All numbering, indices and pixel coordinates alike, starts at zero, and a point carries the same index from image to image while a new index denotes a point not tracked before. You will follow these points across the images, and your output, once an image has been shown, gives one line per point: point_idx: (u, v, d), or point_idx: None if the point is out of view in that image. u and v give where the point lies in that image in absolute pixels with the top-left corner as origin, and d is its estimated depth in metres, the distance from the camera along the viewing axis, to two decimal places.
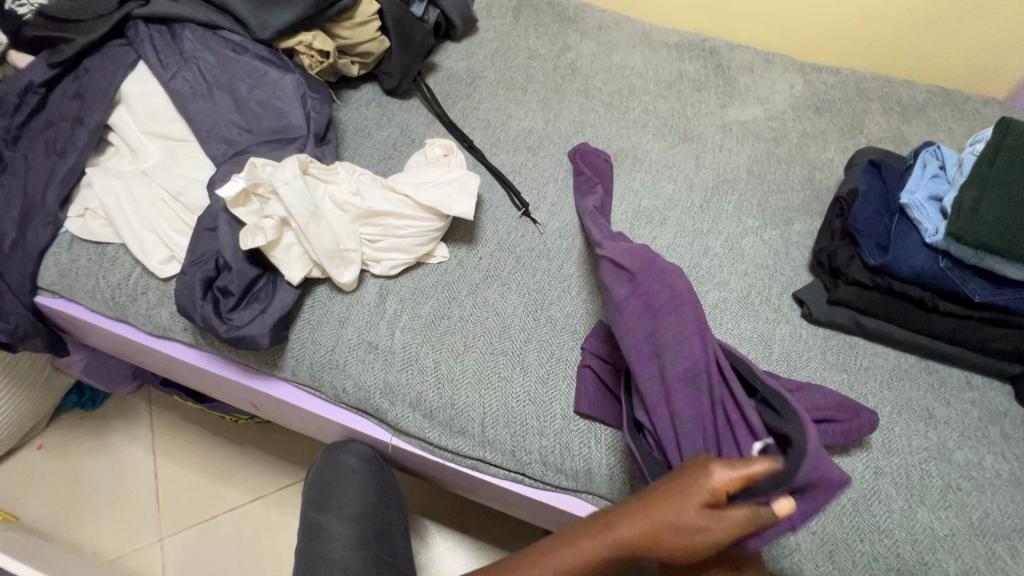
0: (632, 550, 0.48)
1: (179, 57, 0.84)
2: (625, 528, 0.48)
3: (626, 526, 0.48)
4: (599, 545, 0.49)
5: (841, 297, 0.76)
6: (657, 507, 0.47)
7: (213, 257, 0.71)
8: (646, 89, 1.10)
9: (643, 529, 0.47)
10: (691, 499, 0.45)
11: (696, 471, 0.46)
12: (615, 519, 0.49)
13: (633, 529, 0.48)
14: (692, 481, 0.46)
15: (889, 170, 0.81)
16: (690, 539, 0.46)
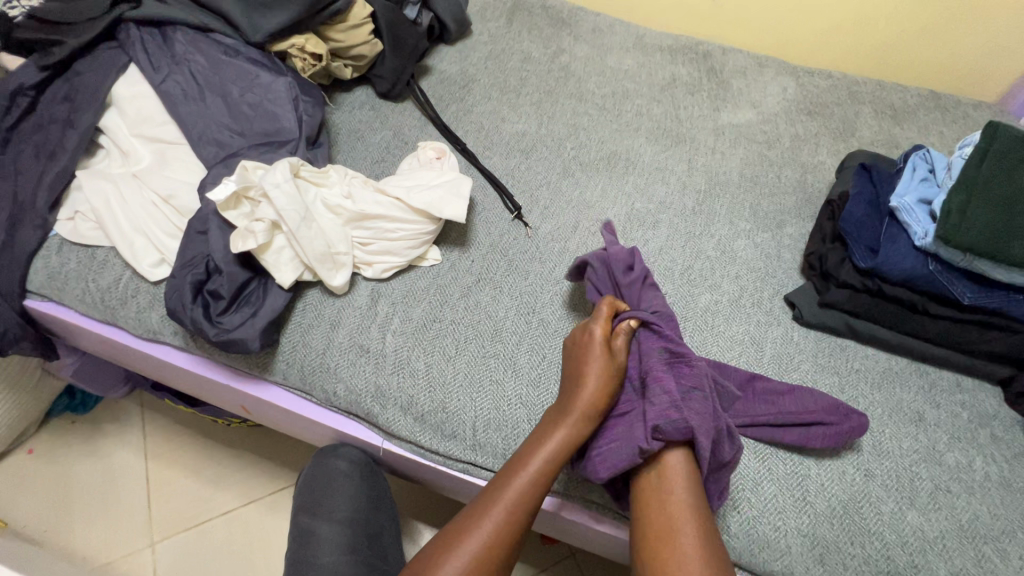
0: (585, 417, 0.63)
1: (170, 60, 0.84)
2: (571, 402, 0.64)
3: (574, 400, 0.64)
4: (564, 425, 0.62)
5: (831, 300, 0.77)
6: (583, 381, 0.65)
7: (203, 260, 0.70)
8: (639, 93, 1.11)
9: (588, 392, 0.64)
10: (604, 353, 0.67)
11: (591, 336, 0.68)
12: (562, 406, 0.65)
13: (579, 402, 0.64)
14: (590, 356, 0.67)
15: (879, 174, 0.81)
16: (611, 381, 0.65)
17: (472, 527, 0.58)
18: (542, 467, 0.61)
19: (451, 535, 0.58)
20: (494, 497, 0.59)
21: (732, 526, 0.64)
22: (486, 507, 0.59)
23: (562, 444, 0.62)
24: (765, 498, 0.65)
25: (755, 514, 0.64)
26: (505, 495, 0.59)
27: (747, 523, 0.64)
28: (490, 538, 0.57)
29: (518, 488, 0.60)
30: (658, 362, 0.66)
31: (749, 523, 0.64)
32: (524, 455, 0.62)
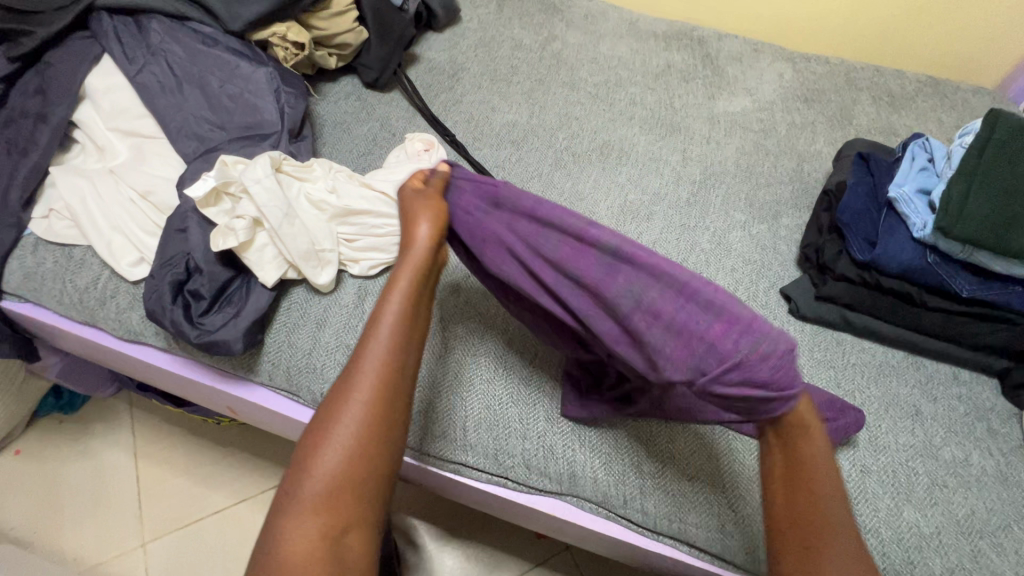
0: (419, 271, 0.57)
1: (145, 49, 0.81)
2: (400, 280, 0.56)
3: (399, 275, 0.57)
4: (393, 296, 0.55)
5: (829, 293, 0.75)
6: (405, 250, 0.58)
7: (183, 259, 0.68)
8: (633, 80, 1.08)
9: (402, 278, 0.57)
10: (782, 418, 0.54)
11: (410, 226, 0.60)
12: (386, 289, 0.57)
13: (403, 274, 0.57)
14: (805, 436, 0.53)
15: (877, 164, 0.80)
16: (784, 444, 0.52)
17: (333, 427, 0.50)
18: (391, 343, 0.54)
19: (311, 443, 0.51)
20: (347, 391, 0.52)
21: (728, 524, 0.63)
22: (338, 402, 0.51)
23: (403, 307, 0.55)
24: (760, 495, 0.64)
25: (750, 512, 0.63)
26: (358, 386, 0.52)
27: (743, 521, 0.63)
28: (361, 431, 0.50)
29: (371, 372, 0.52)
30: (589, 244, 0.57)
31: (745, 522, 0.63)
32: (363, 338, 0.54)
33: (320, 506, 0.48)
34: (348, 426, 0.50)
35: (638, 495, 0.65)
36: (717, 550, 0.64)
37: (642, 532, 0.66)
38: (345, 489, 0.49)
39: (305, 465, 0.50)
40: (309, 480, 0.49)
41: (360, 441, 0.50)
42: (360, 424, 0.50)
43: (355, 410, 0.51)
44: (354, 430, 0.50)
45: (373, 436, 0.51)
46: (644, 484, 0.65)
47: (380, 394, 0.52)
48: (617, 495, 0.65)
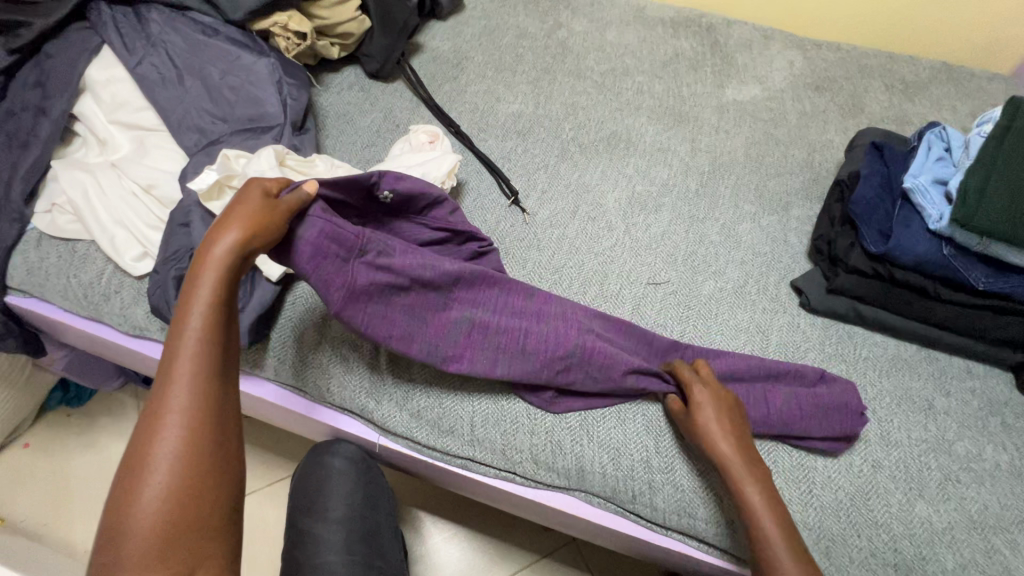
0: (224, 283, 0.51)
1: (145, 40, 0.80)
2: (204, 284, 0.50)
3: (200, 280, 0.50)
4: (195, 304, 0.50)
5: (841, 287, 0.74)
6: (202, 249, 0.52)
7: (186, 253, 0.67)
8: (640, 69, 1.06)
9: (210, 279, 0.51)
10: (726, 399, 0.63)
11: (210, 235, 0.52)
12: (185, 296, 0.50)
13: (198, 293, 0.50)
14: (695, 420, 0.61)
15: (892, 153, 0.78)
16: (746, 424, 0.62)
17: (146, 466, 0.44)
18: (200, 355, 0.48)
19: (117, 506, 0.43)
20: (150, 440, 0.45)
21: (737, 520, 0.62)
22: (143, 455, 0.45)
23: (206, 327, 0.49)
24: None
25: None
26: (162, 429, 0.45)
27: None
28: (181, 463, 0.45)
29: (182, 410, 0.46)
30: (435, 299, 0.66)
31: None
32: (165, 364, 0.47)
33: (144, 569, 0.41)
34: (163, 462, 0.44)
35: (647, 491, 0.64)
36: (726, 546, 0.63)
37: (650, 527, 0.66)
38: (181, 528, 0.43)
39: (114, 532, 0.43)
40: (122, 544, 0.42)
41: (189, 464, 0.45)
42: (180, 451, 0.45)
43: (164, 456, 0.44)
44: (180, 456, 0.45)
45: (193, 478, 0.44)
46: (654, 480, 0.64)
47: (195, 418, 0.46)
48: (626, 490, 0.65)
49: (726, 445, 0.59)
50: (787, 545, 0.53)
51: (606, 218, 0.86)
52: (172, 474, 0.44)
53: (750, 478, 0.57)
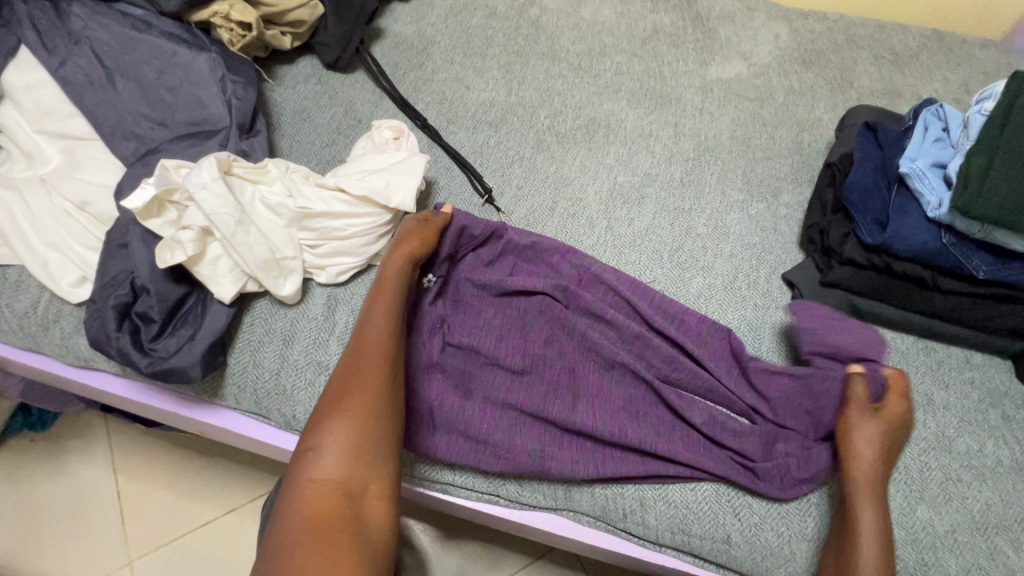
0: (396, 310, 0.61)
1: (67, 38, 0.72)
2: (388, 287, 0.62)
3: (379, 301, 0.61)
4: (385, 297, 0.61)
5: (835, 279, 0.70)
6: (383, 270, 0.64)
7: (127, 278, 0.61)
8: (618, 48, 1.00)
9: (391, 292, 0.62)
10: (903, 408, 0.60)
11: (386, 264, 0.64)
12: (372, 304, 0.61)
13: (375, 330, 0.58)
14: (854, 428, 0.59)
15: (886, 134, 0.73)
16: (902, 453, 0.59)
17: (339, 408, 0.53)
18: (385, 329, 0.59)
19: (310, 443, 0.52)
20: (345, 383, 0.55)
21: (733, 535, 0.59)
22: (344, 380, 0.55)
23: (383, 348, 0.57)
24: (767, 502, 0.60)
25: (757, 521, 0.60)
26: (355, 378, 0.55)
27: (750, 531, 0.59)
28: (366, 406, 0.53)
29: (368, 366, 0.56)
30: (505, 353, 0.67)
31: (752, 531, 0.59)
32: (360, 337, 0.58)
33: (335, 484, 0.49)
34: (350, 403, 0.53)
35: (638, 508, 0.61)
36: (722, 560, 0.60)
37: (642, 544, 0.63)
38: (361, 451, 0.51)
39: (312, 450, 0.51)
40: (310, 472, 0.50)
41: (376, 397, 0.54)
42: (364, 391, 0.54)
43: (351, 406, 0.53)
44: (371, 389, 0.54)
45: (377, 402, 0.54)
46: (644, 496, 0.61)
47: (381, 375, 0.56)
48: (615, 508, 0.61)
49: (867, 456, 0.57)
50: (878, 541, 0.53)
51: (586, 214, 0.80)
52: (366, 403, 0.53)
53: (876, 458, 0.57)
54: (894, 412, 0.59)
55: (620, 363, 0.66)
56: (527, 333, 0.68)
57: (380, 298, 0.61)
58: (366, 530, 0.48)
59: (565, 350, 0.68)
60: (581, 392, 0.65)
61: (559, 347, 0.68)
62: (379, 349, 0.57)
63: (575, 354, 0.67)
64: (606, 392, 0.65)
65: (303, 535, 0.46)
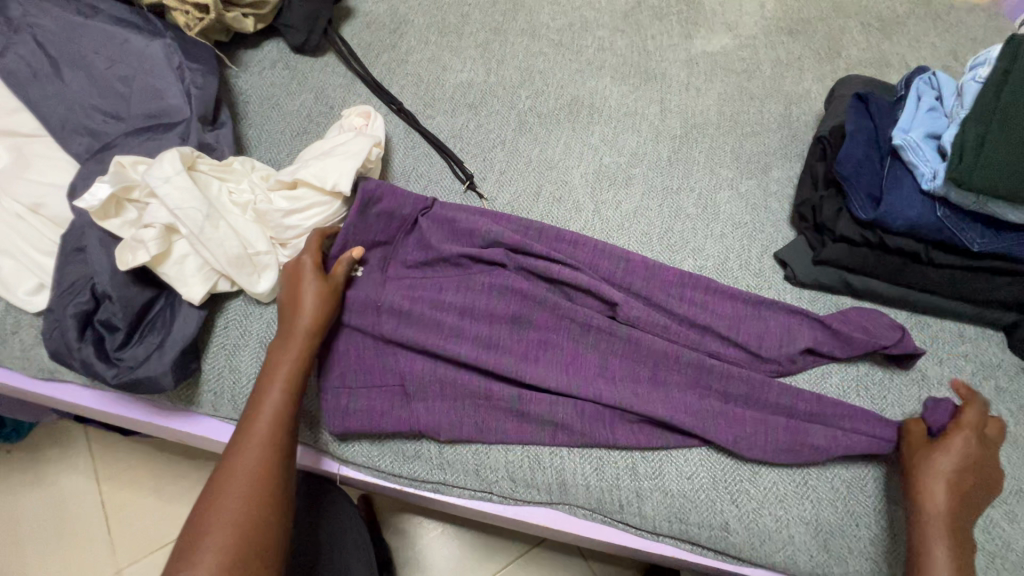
0: (291, 396, 0.55)
1: (6, 27, 0.67)
2: (284, 362, 0.56)
3: (270, 386, 0.54)
4: (278, 379, 0.55)
5: (828, 256, 0.68)
6: (285, 341, 0.57)
7: (87, 285, 0.57)
8: (600, 23, 0.96)
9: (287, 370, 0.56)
10: (988, 439, 0.57)
11: (288, 323, 0.58)
12: (260, 388, 0.55)
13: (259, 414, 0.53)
14: (919, 459, 0.56)
15: (878, 105, 0.71)
16: (988, 479, 0.55)
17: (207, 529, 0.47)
18: (273, 420, 0.53)
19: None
20: (218, 493, 0.49)
21: (731, 521, 0.58)
22: (218, 489, 0.49)
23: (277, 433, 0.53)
24: (765, 487, 0.59)
25: (754, 507, 0.59)
26: (228, 487, 0.49)
27: (748, 517, 0.58)
28: (237, 523, 0.47)
29: (248, 471, 0.50)
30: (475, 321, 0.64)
31: (750, 516, 0.58)
32: (242, 432, 0.52)
33: None
34: (220, 522, 0.47)
35: (634, 500, 0.59)
36: (721, 547, 0.59)
37: (641, 534, 0.61)
38: None
39: None
40: None
41: (253, 509, 0.48)
42: (237, 503, 0.48)
43: (220, 525, 0.47)
44: (246, 499, 0.48)
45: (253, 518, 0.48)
46: (641, 488, 0.59)
47: (263, 480, 0.50)
48: (612, 500, 0.60)
49: (942, 495, 0.53)
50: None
51: (572, 198, 0.78)
52: (240, 518, 0.47)
53: (942, 487, 0.53)
54: (960, 440, 0.55)
55: (595, 331, 0.64)
56: (496, 300, 0.65)
57: (274, 381, 0.55)
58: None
59: (537, 319, 0.65)
60: (557, 356, 0.63)
61: (532, 317, 0.65)
62: (261, 447, 0.51)
63: (547, 317, 0.65)
64: (585, 355, 0.64)
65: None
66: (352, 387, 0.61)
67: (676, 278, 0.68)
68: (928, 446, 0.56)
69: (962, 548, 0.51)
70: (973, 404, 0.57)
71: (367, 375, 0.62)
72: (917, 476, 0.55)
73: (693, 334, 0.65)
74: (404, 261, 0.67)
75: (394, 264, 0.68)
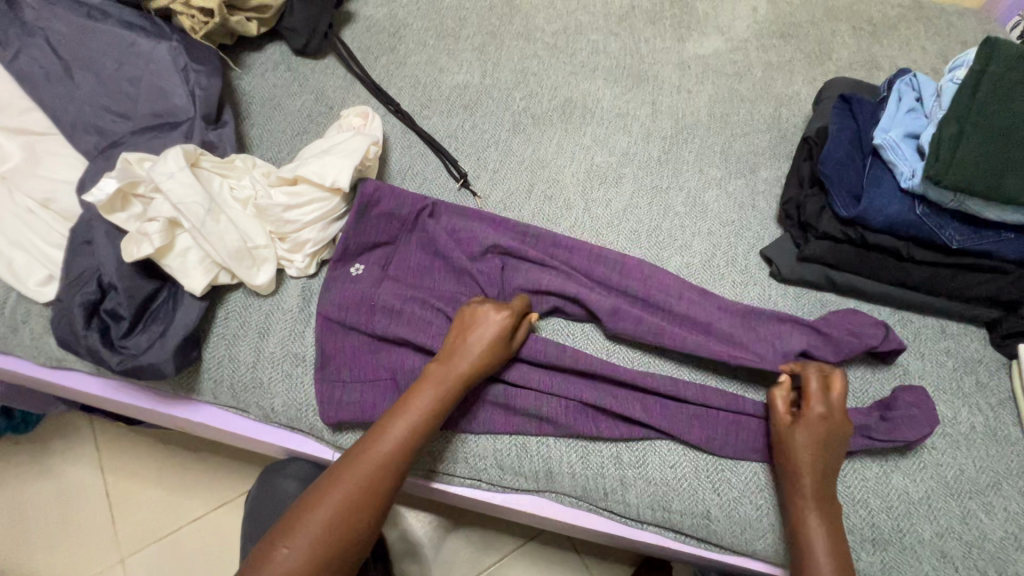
0: (420, 430, 0.56)
1: (21, 30, 0.70)
2: (426, 394, 0.57)
3: (405, 414, 0.56)
4: (420, 408, 0.56)
5: (811, 253, 0.70)
6: (439, 366, 0.59)
7: (94, 276, 0.60)
8: (595, 26, 0.98)
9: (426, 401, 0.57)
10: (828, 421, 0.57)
11: (456, 355, 0.59)
12: (403, 409, 0.57)
13: (390, 437, 0.55)
14: (787, 432, 0.58)
15: (861, 106, 0.73)
16: (834, 457, 0.57)
17: (301, 527, 0.51)
18: (395, 451, 0.55)
19: (263, 556, 0.50)
20: (323, 499, 0.52)
21: (713, 509, 0.60)
22: (324, 496, 0.52)
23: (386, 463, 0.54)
24: (746, 477, 0.61)
25: (735, 495, 0.60)
26: (333, 495, 0.52)
27: (729, 505, 0.60)
28: (326, 532, 0.51)
29: (347, 489, 0.52)
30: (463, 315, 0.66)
31: (731, 505, 0.60)
32: (360, 448, 0.55)
33: None
34: (310, 527, 0.51)
35: (619, 488, 0.61)
36: (703, 535, 0.61)
37: (625, 522, 0.63)
38: None
39: (259, 566, 0.49)
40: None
41: (339, 526, 0.51)
42: (329, 515, 0.51)
43: (309, 530, 0.51)
44: (340, 516, 0.51)
45: (337, 533, 0.51)
46: (625, 476, 0.61)
47: (356, 501, 0.52)
48: (596, 488, 0.62)
49: (808, 464, 0.56)
50: (831, 545, 0.54)
51: (564, 196, 0.80)
52: (327, 529, 0.51)
53: (811, 455, 0.56)
54: (811, 415, 0.58)
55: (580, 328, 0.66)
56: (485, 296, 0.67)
57: (415, 409, 0.57)
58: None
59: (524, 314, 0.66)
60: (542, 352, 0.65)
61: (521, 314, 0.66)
62: (372, 473, 0.53)
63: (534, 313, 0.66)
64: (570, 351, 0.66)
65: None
66: (347, 380, 0.63)
67: (670, 275, 0.69)
68: (792, 425, 0.58)
69: (830, 518, 0.55)
70: (833, 379, 0.60)
71: (361, 368, 0.64)
72: (789, 444, 0.57)
73: (680, 329, 0.67)
74: (398, 258, 0.70)
75: (389, 262, 0.70)
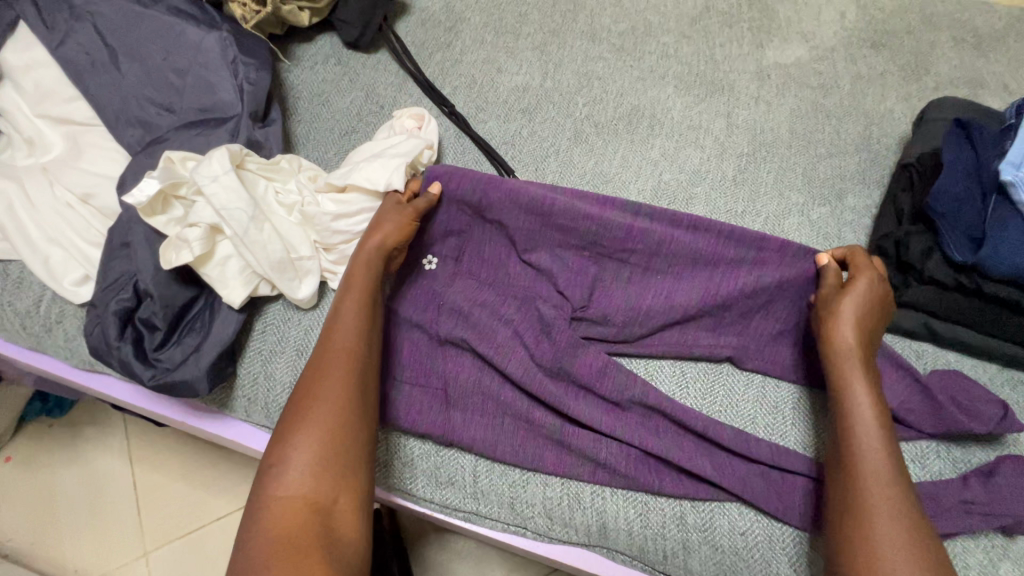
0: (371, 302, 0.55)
1: (69, 14, 0.67)
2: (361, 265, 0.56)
3: (352, 292, 0.55)
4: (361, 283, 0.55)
5: (911, 299, 0.62)
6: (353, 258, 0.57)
7: (130, 282, 0.57)
8: (666, 28, 0.90)
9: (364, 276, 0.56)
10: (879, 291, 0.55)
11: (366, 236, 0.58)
12: (353, 286, 0.55)
13: (342, 333, 0.52)
14: (833, 308, 0.55)
15: (981, 134, 0.64)
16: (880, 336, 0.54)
17: (300, 425, 0.48)
18: (357, 325, 0.53)
19: (270, 465, 0.47)
20: (311, 395, 0.49)
21: None
22: (312, 391, 0.49)
23: (352, 355, 0.52)
24: None
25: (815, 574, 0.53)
26: (320, 387, 0.49)
27: None
28: (328, 424, 0.48)
29: (335, 376, 0.50)
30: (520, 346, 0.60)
31: None
32: (325, 338, 0.53)
33: (300, 499, 0.45)
34: (314, 418, 0.48)
35: (680, 552, 0.55)
36: None
37: None
38: (322, 474, 0.46)
39: (270, 477, 0.46)
40: (274, 487, 0.45)
41: (337, 408, 0.49)
42: (330, 404, 0.49)
43: (311, 423, 0.48)
44: (337, 398, 0.49)
45: (341, 418, 0.48)
46: (689, 540, 0.55)
47: (349, 383, 0.50)
48: (655, 549, 0.56)
49: (852, 333, 0.53)
50: (887, 442, 0.48)
51: None
52: (332, 417, 0.48)
53: (857, 323, 0.53)
54: (860, 284, 0.55)
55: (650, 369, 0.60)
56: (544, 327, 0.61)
57: (355, 287, 0.55)
58: (341, 533, 0.44)
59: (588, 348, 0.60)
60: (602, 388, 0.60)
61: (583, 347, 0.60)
62: (345, 353, 0.52)
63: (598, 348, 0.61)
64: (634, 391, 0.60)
65: (272, 564, 0.41)
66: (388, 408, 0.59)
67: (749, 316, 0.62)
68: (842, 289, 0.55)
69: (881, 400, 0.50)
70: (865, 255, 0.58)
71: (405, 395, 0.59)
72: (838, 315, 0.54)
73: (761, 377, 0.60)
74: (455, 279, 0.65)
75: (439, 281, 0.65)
